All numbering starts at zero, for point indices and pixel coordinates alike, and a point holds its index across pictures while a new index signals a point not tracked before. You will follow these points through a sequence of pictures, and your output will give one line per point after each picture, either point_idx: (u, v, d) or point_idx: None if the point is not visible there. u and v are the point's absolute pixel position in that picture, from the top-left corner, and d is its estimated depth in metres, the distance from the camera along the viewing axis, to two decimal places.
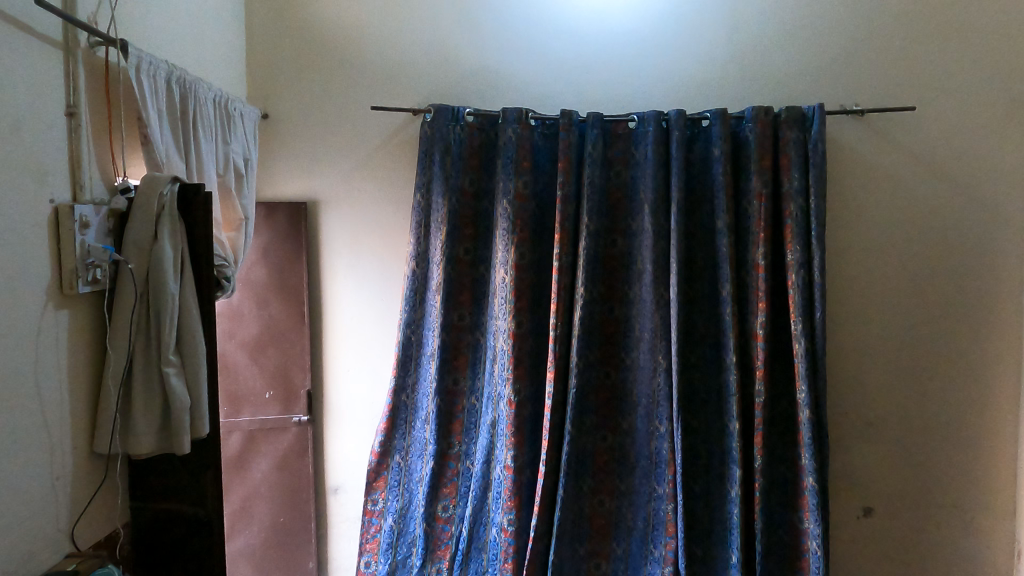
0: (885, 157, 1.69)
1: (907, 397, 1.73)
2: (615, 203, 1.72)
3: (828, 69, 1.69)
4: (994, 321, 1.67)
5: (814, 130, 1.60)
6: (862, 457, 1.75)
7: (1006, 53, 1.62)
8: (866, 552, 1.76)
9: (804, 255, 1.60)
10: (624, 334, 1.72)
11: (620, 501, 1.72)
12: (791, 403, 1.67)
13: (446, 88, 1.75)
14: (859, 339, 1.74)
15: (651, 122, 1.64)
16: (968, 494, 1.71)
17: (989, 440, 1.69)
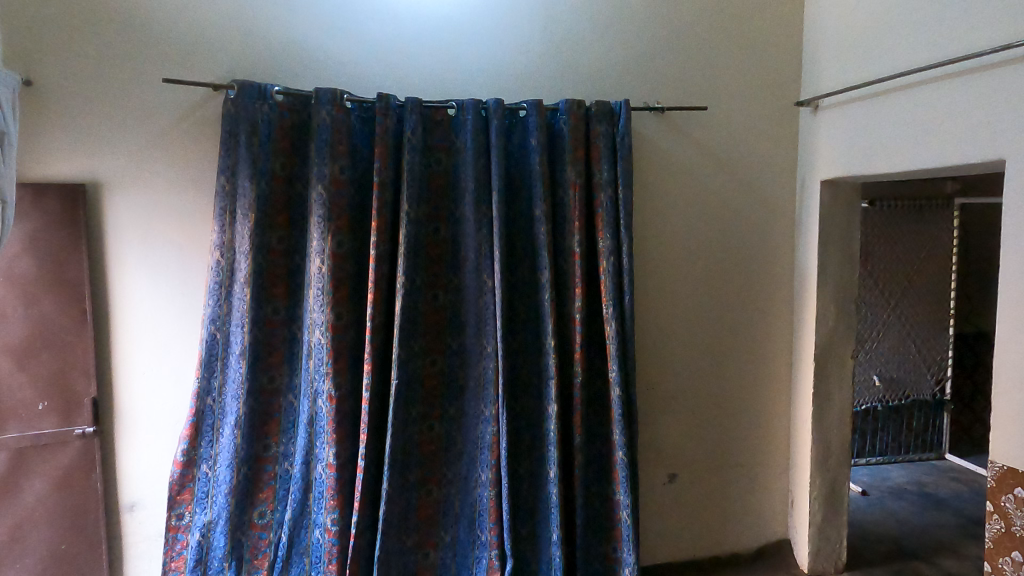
0: (683, 152, 1.83)
1: (704, 372, 1.90)
2: (436, 190, 1.68)
3: (634, 67, 1.79)
4: (769, 299, 1.93)
5: (621, 125, 1.70)
6: (668, 429, 1.88)
7: (769, 69, 1.87)
8: (672, 516, 1.91)
9: (613, 242, 1.70)
10: (447, 322, 1.71)
11: (448, 490, 1.72)
12: (604, 383, 1.77)
13: (250, 64, 1.62)
14: (667, 320, 1.86)
15: (470, 110, 1.63)
16: (749, 452, 1.95)
17: (765, 403, 1.96)
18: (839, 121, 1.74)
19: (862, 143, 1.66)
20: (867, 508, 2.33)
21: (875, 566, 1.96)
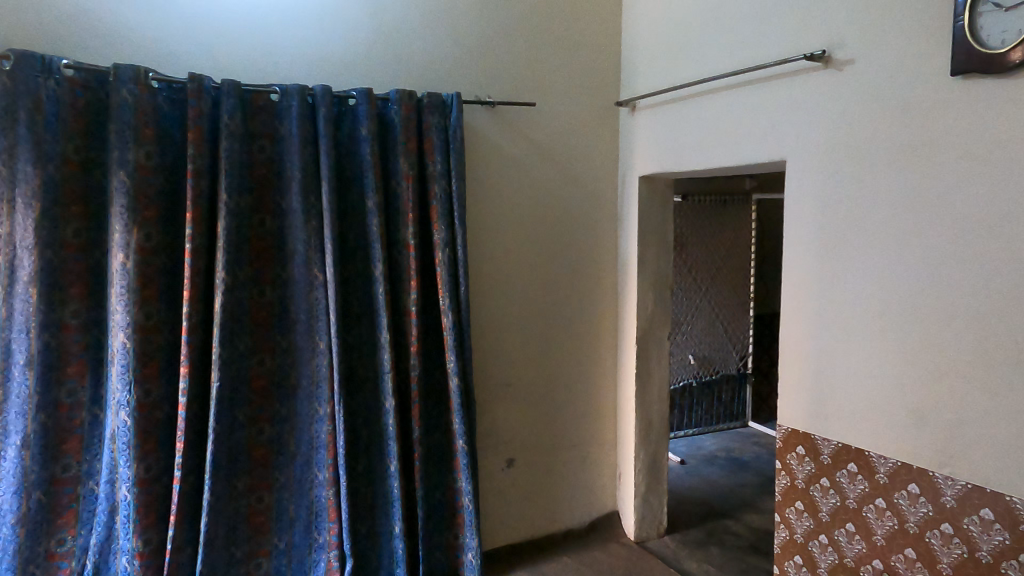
0: (514, 147, 1.88)
1: (539, 358, 1.98)
2: (259, 180, 1.58)
3: (465, 60, 1.81)
4: (597, 287, 2.05)
5: (453, 117, 1.71)
6: (506, 417, 1.94)
7: (591, 70, 1.98)
8: (511, 499, 1.97)
9: (448, 235, 1.71)
10: (275, 319, 1.62)
11: (280, 494, 1.64)
12: (442, 375, 1.78)
13: (30, 31, 1.40)
14: (502, 310, 1.91)
15: (295, 96, 1.55)
16: (581, 433, 2.07)
17: (594, 386, 2.08)
18: (653, 121, 1.88)
19: (673, 142, 1.81)
20: (684, 476, 2.56)
21: (691, 527, 2.16)
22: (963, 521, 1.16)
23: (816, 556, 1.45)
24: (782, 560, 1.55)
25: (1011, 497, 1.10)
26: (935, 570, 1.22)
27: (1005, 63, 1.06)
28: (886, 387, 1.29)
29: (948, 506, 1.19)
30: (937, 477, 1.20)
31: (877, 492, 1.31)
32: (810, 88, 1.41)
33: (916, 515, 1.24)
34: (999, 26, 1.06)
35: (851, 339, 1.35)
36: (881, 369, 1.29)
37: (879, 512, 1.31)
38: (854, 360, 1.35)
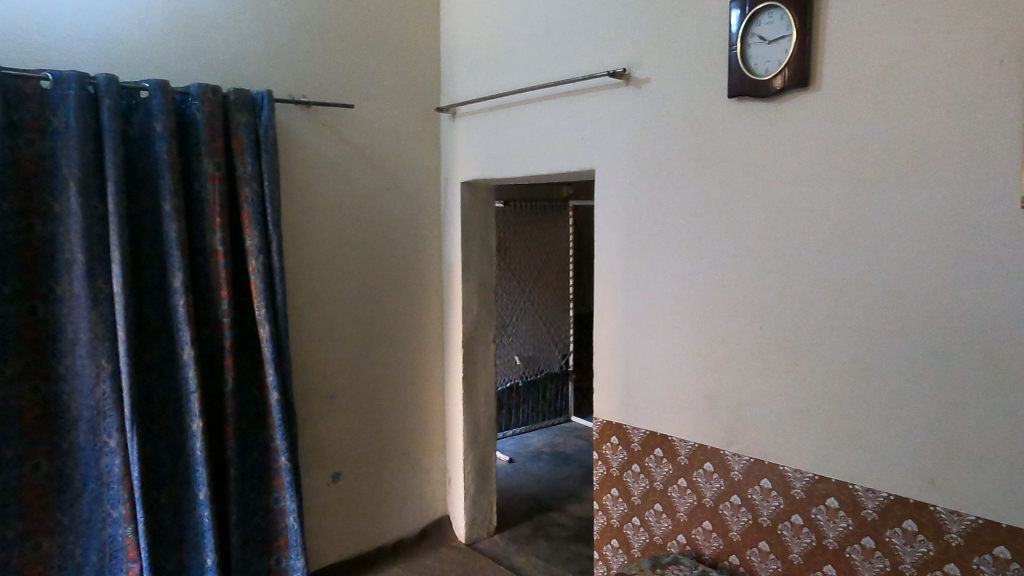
0: (332, 150, 1.82)
1: (364, 367, 1.92)
2: (27, 179, 1.37)
3: (276, 57, 1.72)
4: (422, 293, 2.05)
5: (264, 116, 1.61)
6: (330, 430, 1.86)
7: (410, 75, 1.97)
8: (338, 515, 1.90)
9: (262, 241, 1.61)
10: (51, 339, 1.41)
11: (64, 538, 1.43)
12: (259, 391, 1.67)
13: None
14: (324, 319, 1.83)
15: (71, 85, 1.37)
16: (409, 440, 2.05)
17: (421, 392, 2.07)
18: (473, 128, 1.91)
19: (492, 149, 1.85)
20: (513, 474, 2.63)
21: (519, 523, 2.22)
22: (748, 492, 1.32)
23: (630, 537, 1.56)
24: (601, 545, 1.64)
25: (785, 466, 1.26)
26: (727, 538, 1.36)
27: (770, 89, 1.21)
28: (684, 377, 1.42)
29: (736, 480, 1.33)
30: (727, 454, 1.35)
31: (679, 473, 1.44)
32: (614, 103, 1.51)
33: (711, 490, 1.38)
34: (764, 57, 1.22)
35: (654, 335, 1.47)
36: (679, 361, 1.43)
37: (681, 491, 1.44)
38: (657, 354, 1.47)
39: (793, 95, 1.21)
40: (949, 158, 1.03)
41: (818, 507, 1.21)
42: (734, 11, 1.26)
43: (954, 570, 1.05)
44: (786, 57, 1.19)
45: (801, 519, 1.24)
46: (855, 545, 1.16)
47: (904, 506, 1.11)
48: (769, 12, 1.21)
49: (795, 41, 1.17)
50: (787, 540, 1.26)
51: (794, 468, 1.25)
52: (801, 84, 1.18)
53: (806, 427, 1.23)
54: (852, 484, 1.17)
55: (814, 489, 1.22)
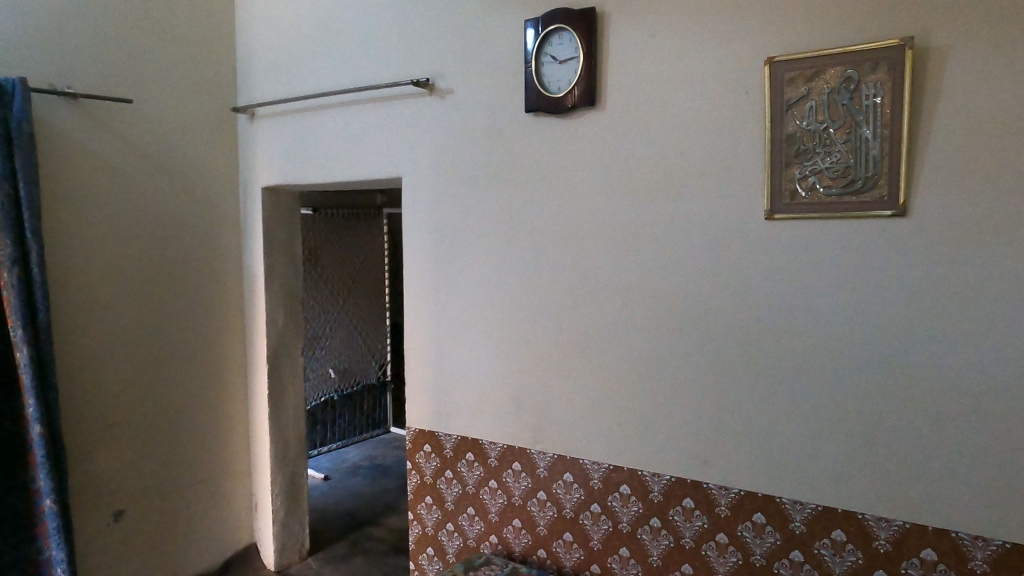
0: (107, 149, 1.62)
1: (152, 390, 1.74)
2: None
3: (34, 39, 1.49)
4: (220, 306, 1.90)
5: (16, 107, 1.39)
6: (111, 463, 1.65)
7: (200, 71, 1.82)
8: (122, 558, 1.69)
9: (17, 252, 1.39)
10: None
11: None
12: (16, 425, 1.43)
13: None
14: (101, 338, 1.63)
15: None
16: (207, 466, 1.89)
17: (220, 413, 1.92)
18: (273, 130, 1.82)
19: (294, 153, 1.77)
20: (329, 491, 2.53)
21: (334, 542, 2.14)
22: (553, 487, 1.38)
23: (445, 543, 1.57)
24: (416, 554, 1.63)
25: (584, 460, 1.34)
26: (535, 533, 1.41)
27: (563, 106, 1.29)
28: (493, 381, 1.46)
29: (542, 476, 1.40)
30: (533, 453, 1.41)
31: (489, 475, 1.47)
32: (418, 113, 1.52)
33: (519, 488, 1.43)
34: (556, 75, 1.30)
35: (463, 341, 1.50)
36: (487, 366, 1.46)
37: (492, 492, 1.47)
38: (466, 359, 1.50)
39: (582, 113, 1.29)
40: (709, 175, 1.16)
41: (613, 494, 1.31)
42: (529, 30, 1.32)
43: (724, 539, 1.18)
44: (575, 77, 1.27)
45: (600, 507, 1.32)
46: (644, 527, 1.27)
47: (683, 486, 1.23)
48: (560, 34, 1.29)
49: (583, 63, 1.26)
50: (588, 529, 1.34)
51: (592, 460, 1.33)
52: (588, 102, 1.27)
53: (602, 421, 1.32)
54: (641, 471, 1.27)
55: (609, 478, 1.31)
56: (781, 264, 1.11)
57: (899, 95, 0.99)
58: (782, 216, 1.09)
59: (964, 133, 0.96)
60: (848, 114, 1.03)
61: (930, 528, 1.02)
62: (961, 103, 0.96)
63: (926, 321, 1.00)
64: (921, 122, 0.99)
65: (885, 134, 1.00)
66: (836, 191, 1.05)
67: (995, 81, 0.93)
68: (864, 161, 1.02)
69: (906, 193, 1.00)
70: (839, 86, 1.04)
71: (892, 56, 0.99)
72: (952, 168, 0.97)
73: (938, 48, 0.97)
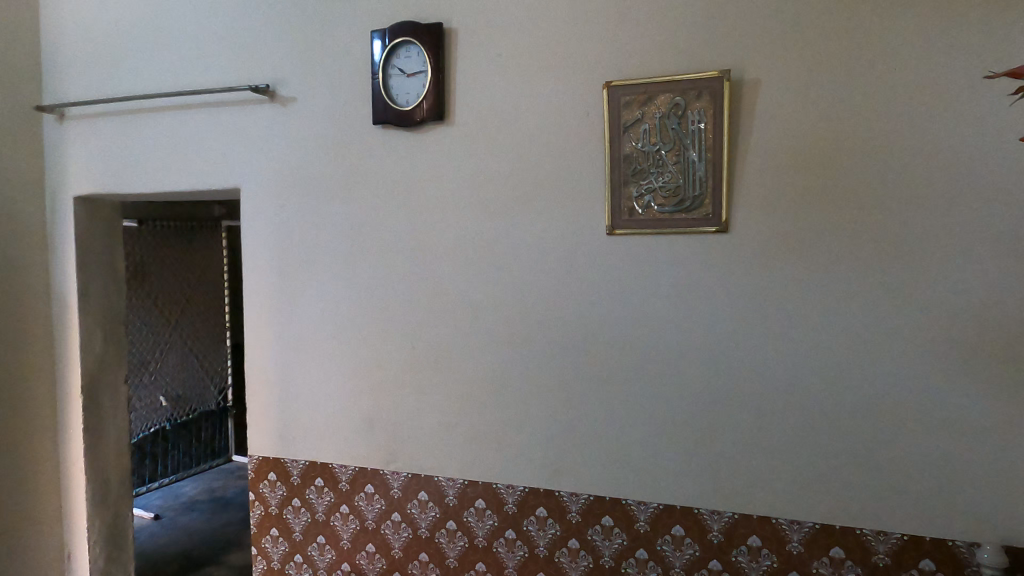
0: None
1: None
2: None
3: None
4: (21, 331, 1.66)
5: None
6: None
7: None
8: None
9: None
10: None
11: None
12: None
13: None
14: None
15: None
16: (5, 516, 1.64)
17: (22, 454, 1.67)
18: (88, 133, 1.63)
19: (112, 160, 1.60)
20: (160, 531, 2.30)
21: None
22: (407, 507, 1.35)
23: None
24: None
25: (439, 477, 1.32)
26: (390, 556, 1.36)
27: (412, 119, 1.28)
28: (343, 402, 1.40)
29: (396, 497, 1.35)
30: (386, 473, 1.36)
31: (340, 500, 1.41)
32: (257, 121, 1.44)
33: (372, 511, 1.38)
34: (404, 88, 1.28)
35: (310, 361, 1.42)
36: (337, 386, 1.40)
37: (343, 518, 1.40)
38: (314, 379, 1.42)
39: (431, 127, 1.29)
40: (555, 192, 1.20)
41: (468, 510, 1.30)
42: (376, 41, 1.30)
43: (576, 544, 1.22)
44: (423, 91, 1.27)
45: (455, 524, 1.31)
46: (500, 539, 1.27)
47: (536, 495, 1.25)
48: (407, 47, 1.28)
49: (430, 77, 1.26)
50: (443, 547, 1.31)
51: (447, 476, 1.32)
52: (437, 117, 1.26)
53: (456, 437, 1.31)
54: (496, 484, 1.28)
55: (464, 493, 1.30)
56: (622, 277, 1.17)
57: (720, 122, 1.08)
58: (622, 231, 1.15)
59: (774, 157, 1.07)
60: (677, 137, 1.11)
61: (755, 517, 1.11)
62: (771, 130, 1.07)
63: (748, 326, 1.09)
64: (739, 147, 1.09)
65: (709, 157, 1.09)
66: (669, 209, 1.13)
67: (796, 113, 1.05)
68: (692, 181, 1.11)
69: (727, 211, 1.09)
70: (669, 112, 1.12)
71: (713, 86, 1.08)
72: (766, 188, 1.08)
73: (751, 80, 1.08)
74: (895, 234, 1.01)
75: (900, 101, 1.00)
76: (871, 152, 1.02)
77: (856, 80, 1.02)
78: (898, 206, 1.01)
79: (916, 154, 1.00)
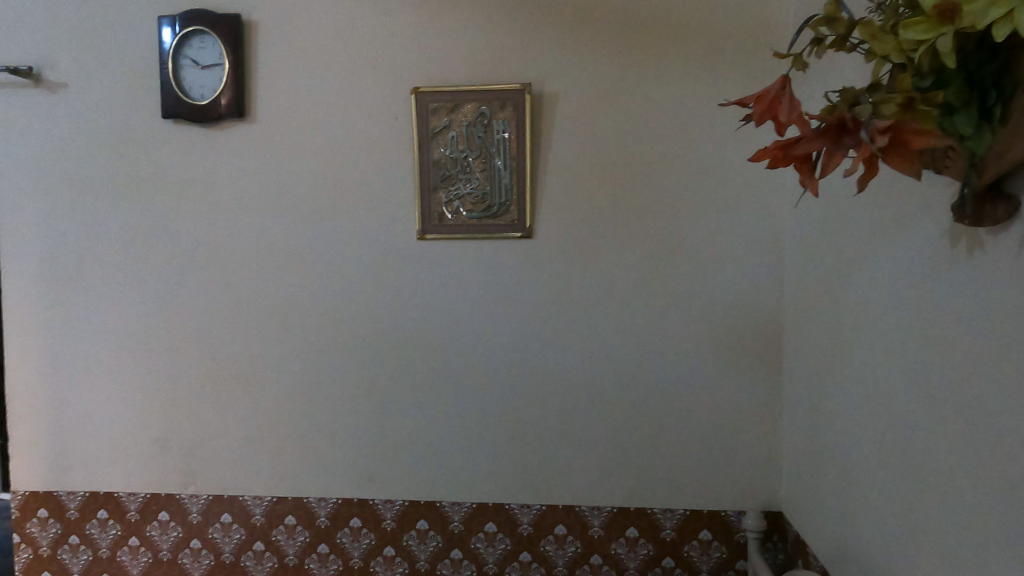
0: None
1: None
2: None
3: None
4: None
5: None
6: None
7: None
8: None
9: None
10: None
11: None
12: None
13: None
14: None
15: None
16: None
17: None
18: None
19: None
20: None
21: None
22: (208, 532, 1.25)
23: None
24: None
25: (244, 496, 1.24)
26: None
27: (208, 114, 1.19)
28: (131, 422, 1.26)
29: (195, 523, 1.25)
30: (183, 497, 1.25)
31: (128, 532, 1.27)
32: (18, 106, 1.25)
33: (167, 541, 1.26)
34: (197, 81, 1.19)
35: (90, 378, 1.27)
36: (124, 405, 1.26)
37: (132, 552, 1.27)
38: (95, 399, 1.27)
39: (231, 123, 1.21)
40: (365, 195, 1.18)
41: (277, 528, 1.23)
42: (164, 27, 1.19)
43: (391, 551, 1.20)
44: (220, 85, 1.18)
45: (263, 545, 1.23)
46: (312, 555, 1.22)
47: (349, 506, 1.22)
48: (201, 37, 1.19)
49: (228, 71, 1.18)
50: (250, 570, 1.24)
51: (253, 495, 1.24)
52: (237, 114, 1.19)
53: (263, 452, 1.24)
54: (307, 497, 1.23)
55: (272, 511, 1.23)
56: (434, 281, 1.18)
57: (522, 133, 1.13)
58: (432, 236, 1.16)
59: (572, 168, 1.14)
60: (483, 145, 1.15)
61: (561, 506, 1.17)
62: (568, 143, 1.14)
63: (551, 326, 1.15)
64: (540, 157, 1.15)
65: (513, 165, 1.14)
66: (477, 214, 1.16)
67: (590, 127, 1.13)
68: (498, 188, 1.15)
69: (531, 217, 1.15)
70: (475, 120, 1.14)
71: (516, 98, 1.13)
72: (565, 197, 1.14)
73: (550, 94, 1.14)
74: (675, 239, 1.12)
75: (675, 120, 1.11)
76: (654, 166, 1.12)
77: (640, 100, 1.12)
78: (677, 215, 1.12)
79: (690, 168, 1.11)
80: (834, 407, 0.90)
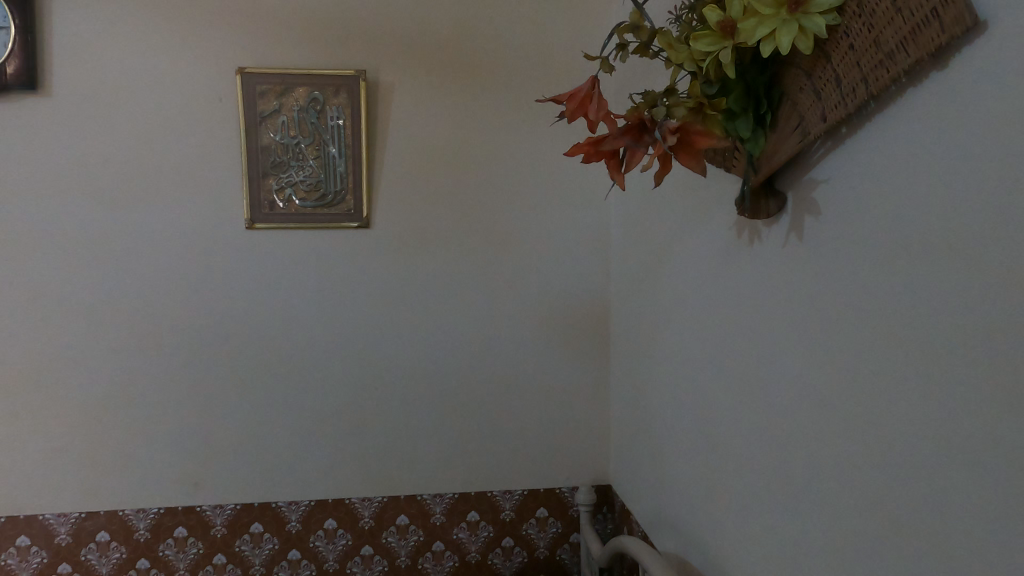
0: None
1: None
2: None
3: None
4: None
5: None
6: None
7: None
8: None
9: None
10: None
11: None
12: None
13: None
14: None
15: None
16: None
17: None
18: None
19: None
20: None
21: None
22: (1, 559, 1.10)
23: None
24: None
25: (45, 515, 1.11)
26: None
27: None
28: None
29: None
30: None
31: None
32: None
33: None
34: None
35: None
36: None
37: None
38: None
39: (20, 95, 1.07)
40: (185, 180, 1.10)
41: (87, 547, 1.12)
42: None
43: (222, 559, 1.14)
44: (5, 51, 1.04)
45: (70, 567, 1.12)
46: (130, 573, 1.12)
47: (173, 516, 1.13)
48: None
49: (14, 36, 1.04)
50: None
51: (56, 513, 1.11)
52: (27, 84, 1.05)
53: (69, 465, 1.11)
54: (122, 510, 1.12)
55: (81, 529, 1.12)
56: (264, 271, 1.12)
57: (357, 120, 1.11)
58: (262, 225, 1.11)
59: (409, 158, 1.14)
60: (316, 132, 1.11)
61: (402, 497, 1.17)
62: (404, 133, 1.13)
63: (390, 316, 1.15)
64: (377, 147, 1.13)
65: (349, 154, 1.12)
66: (311, 203, 1.12)
67: (426, 118, 1.14)
68: (333, 176, 1.12)
69: (368, 207, 1.13)
70: (307, 105, 1.10)
71: (350, 85, 1.10)
72: (402, 186, 1.14)
73: (385, 83, 1.13)
74: (510, 230, 1.16)
75: (509, 114, 1.15)
76: (489, 158, 1.15)
77: (474, 93, 1.14)
78: (512, 206, 1.16)
79: (522, 161, 1.16)
80: (651, 384, 0.98)
